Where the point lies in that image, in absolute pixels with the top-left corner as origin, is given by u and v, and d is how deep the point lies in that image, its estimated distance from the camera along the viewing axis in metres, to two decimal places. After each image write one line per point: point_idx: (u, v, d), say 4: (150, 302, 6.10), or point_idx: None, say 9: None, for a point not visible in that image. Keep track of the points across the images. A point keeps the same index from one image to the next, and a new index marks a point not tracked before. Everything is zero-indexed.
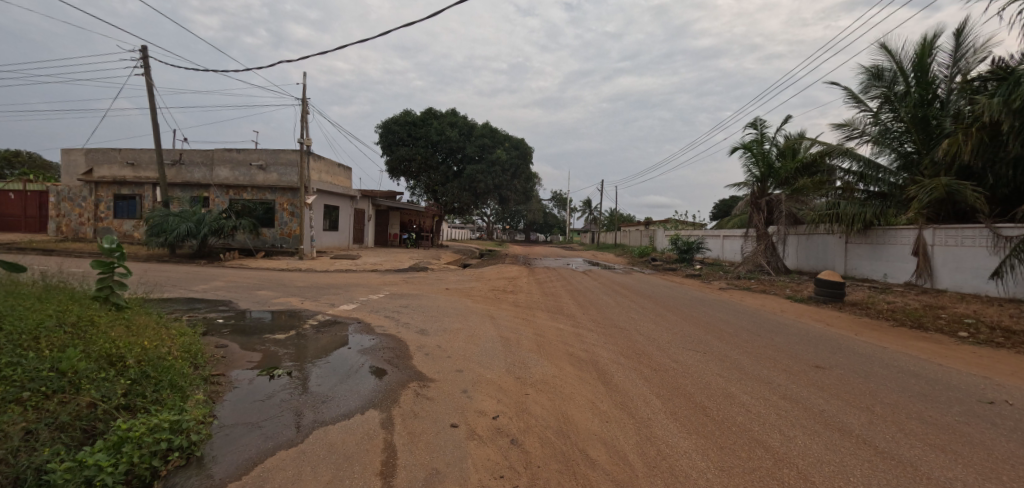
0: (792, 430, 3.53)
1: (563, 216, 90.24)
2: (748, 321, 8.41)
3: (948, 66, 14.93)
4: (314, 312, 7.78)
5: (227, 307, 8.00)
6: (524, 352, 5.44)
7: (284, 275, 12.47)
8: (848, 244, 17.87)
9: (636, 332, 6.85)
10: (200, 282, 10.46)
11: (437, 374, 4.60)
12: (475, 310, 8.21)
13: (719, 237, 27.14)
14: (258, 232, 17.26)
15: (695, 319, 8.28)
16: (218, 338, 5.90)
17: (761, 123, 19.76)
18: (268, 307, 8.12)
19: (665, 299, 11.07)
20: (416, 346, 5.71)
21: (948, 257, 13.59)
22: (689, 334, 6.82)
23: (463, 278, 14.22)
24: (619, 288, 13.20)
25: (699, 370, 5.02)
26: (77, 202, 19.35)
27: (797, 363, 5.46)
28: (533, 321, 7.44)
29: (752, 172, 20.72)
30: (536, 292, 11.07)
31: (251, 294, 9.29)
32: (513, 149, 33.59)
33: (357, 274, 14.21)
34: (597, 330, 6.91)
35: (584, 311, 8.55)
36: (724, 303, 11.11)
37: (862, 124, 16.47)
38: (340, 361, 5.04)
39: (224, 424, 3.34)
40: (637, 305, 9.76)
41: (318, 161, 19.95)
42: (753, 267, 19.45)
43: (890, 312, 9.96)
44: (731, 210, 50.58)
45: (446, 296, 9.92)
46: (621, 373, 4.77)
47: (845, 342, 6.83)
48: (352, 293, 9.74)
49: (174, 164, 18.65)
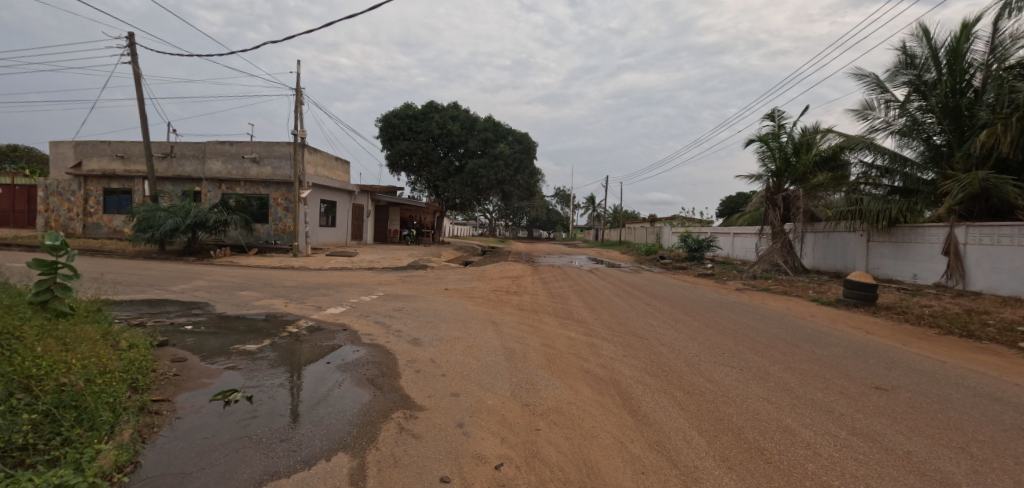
0: (883, 484, 2.72)
1: (567, 212, 89.28)
2: (779, 328, 7.57)
3: (985, 52, 13.81)
4: (296, 317, 6.97)
5: (201, 311, 7.21)
6: (532, 369, 4.66)
7: (273, 273, 11.72)
8: (871, 242, 16.97)
9: (658, 342, 6.07)
10: (181, 282, 9.73)
11: (427, 399, 3.81)
12: (476, 314, 7.42)
13: (730, 235, 26.21)
14: (251, 228, 16.54)
15: (719, 325, 7.47)
16: (177, 350, 5.16)
17: (778, 115, 18.89)
18: (246, 311, 7.34)
19: (681, 301, 10.27)
20: (406, 359, 4.91)
21: (982, 257, 12.69)
22: (719, 345, 6.03)
23: (463, 277, 13.41)
24: (630, 288, 12.39)
25: (741, 393, 4.21)
26: (66, 196, 18.63)
27: (854, 384, 4.64)
28: (541, 328, 6.64)
29: (767, 166, 19.88)
30: (542, 294, 10.23)
31: (231, 295, 8.51)
32: (517, 143, 32.72)
33: (352, 272, 13.46)
34: (613, 340, 6.13)
35: (597, 316, 7.74)
36: (746, 305, 10.28)
37: (886, 113, 15.54)
38: (313, 383, 4.28)
39: (143, 478, 2.54)
40: (653, 308, 8.94)
41: (314, 154, 19.19)
42: (769, 266, 18.56)
43: (930, 317, 9.08)
44: (738, 208, 49.56)
45: (445, 298, 9.10)
46: (650, 399, 3.96)
47: (897, 354, 5.98)
48: (341, 295, 8.94)
49: (164, 157, 17.94)
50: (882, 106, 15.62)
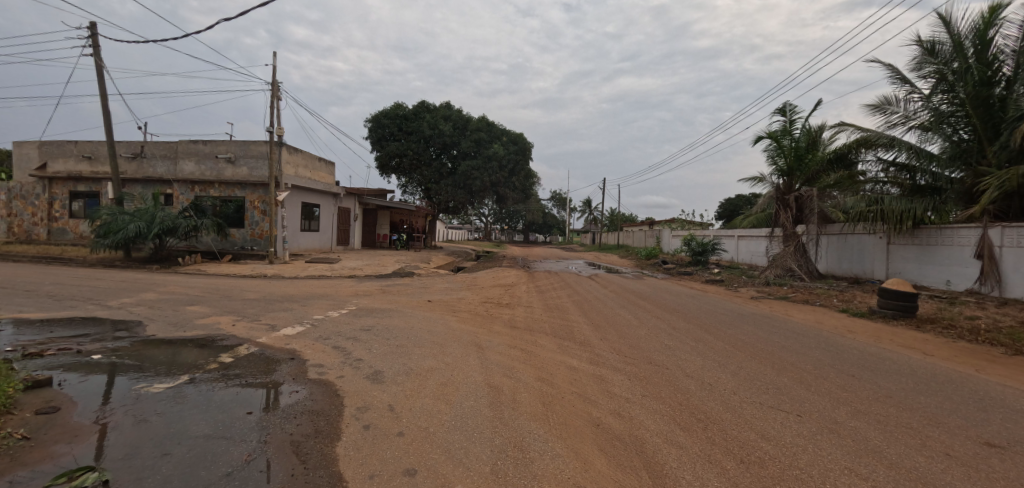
0: None
1: (564, 217, 88.08)
2: (821, 351, 6.47)
3: (1016, 39, 12.73)
4: (237, 340, 5.66)
5: (126, 333, 5.89)
6: (524, 423, 3.42)
7: (238, 284, 10.46)
8: (891, 244, 16.12)
9: (680, 373, 4.94)
10: (125, 294, 8.39)
11: (368, 483, 2.56)
12: (460, 335, 6.21)
13: (735, 237, 25.20)
14: (225, 233, 15.28)
15: (749, 348, 6.34)
16: (55, 392, 3.87)
17: (790, 110, 17.92)
18: (182, 333, 6.00)
19: (695, 313, 9.13)
20: (357, 407, 3.66)
21: (1019, 261, 11.60)
22: (757, 379, 4.92)
23: (451, 286, 12.15)
24: (635, 298, 11.26)
25: (810, 458, 3.05)
26: (29, 200, 17.06)
27: (956, 442, 3.48)
28: (536, 355, 5.42)
29: (776, 165, 18.86)
30: (537, 306, 9.01)
31: (175, 312, 7.21)
32: (511, 144, 31.62)
33: (329, 281, 12.25)
34: (625, 370, 4.97)
35: (602, 336, 6.56)
36: (769, 319, 9.10)
37: (905, 107, 14.55)
38: (216, 447, 3.00)
39: None
40: (666, 324, 7.80)
41: (295, 154, 18.00)
42: (782, 271, 17.32)
43: (983, 331, 7.96)
44: (737, 211, 48.56)
45: (425, 313, 7.84)
46: (689, 473, 2.76)
47: (983, 390, 4.84)
48: (304, 311, 7.63)
49: (134, 157, 16.70)
50: (901, 101, 14.63)
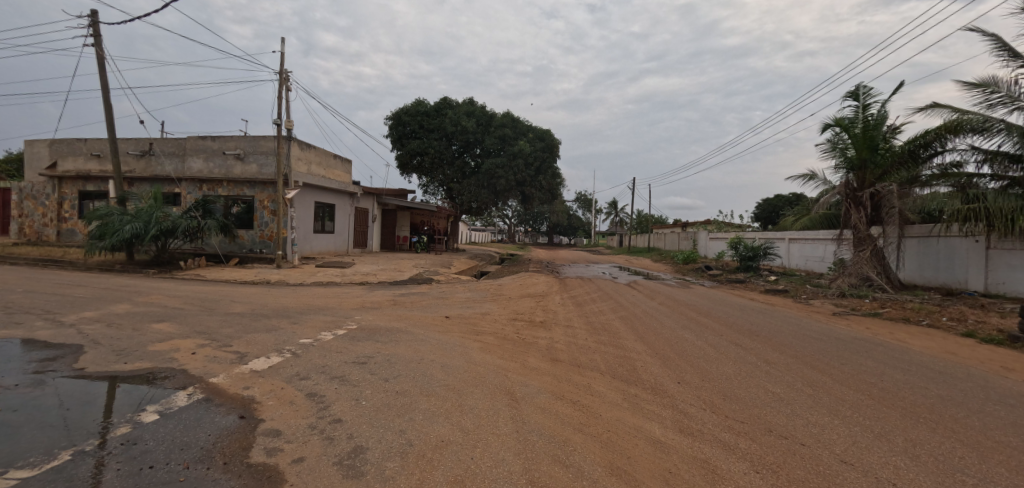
0: None
1: (589, 218, 85.42)
2: (1004, 409, 4.45)
3: None
4: (184, 381, 4.15)
5: (49, 365, 4.47)
6: None
7: (231, 292, 9.18)
8: (992, 249, 13.58)
9: (834, 460, 3.12)
10: (90, 306, 7.13)
11: None
12: (487, 376, 4.54)
13: (786, 241, 22.76)
14: (231, 235, 14.28)
15: (896, 404, 4.39)
16: None
17: (864, 93, 15.51)
18: (120, 366, 4.52)
19: (782, 339, 7.13)
20: None
21: None
22: (964, 477, 3.03)
23: (472, 297, 10.52)
24: (693, 313, 9.32)
25: None
26: (40, 200, 16.56)
27: None
28: (596, 414, 3.69)
29: (844, 156, 16.41)
30: (580, 326, 7.28)
31: (134, 331, 5.84)
32: (537, 141, 29.79)
33: (337, 289, 10.92)
34: (740, 448, 3.18)
35: (678, 377, 4.78)
36: (882, 347, 7.02)
37: (1010, 86, 12.04)
38: None
39: None
40: (752, 356, 5.91)
41: (308, 151, 16.92)
42: (858, 281, 14.90)
43: None
44: (778, 213, 45.34)
45: (440, 337, 6.19)
46: None
47: None
48: (290, 333, 6.09)
49: (143, 154, 15.95)
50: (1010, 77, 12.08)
